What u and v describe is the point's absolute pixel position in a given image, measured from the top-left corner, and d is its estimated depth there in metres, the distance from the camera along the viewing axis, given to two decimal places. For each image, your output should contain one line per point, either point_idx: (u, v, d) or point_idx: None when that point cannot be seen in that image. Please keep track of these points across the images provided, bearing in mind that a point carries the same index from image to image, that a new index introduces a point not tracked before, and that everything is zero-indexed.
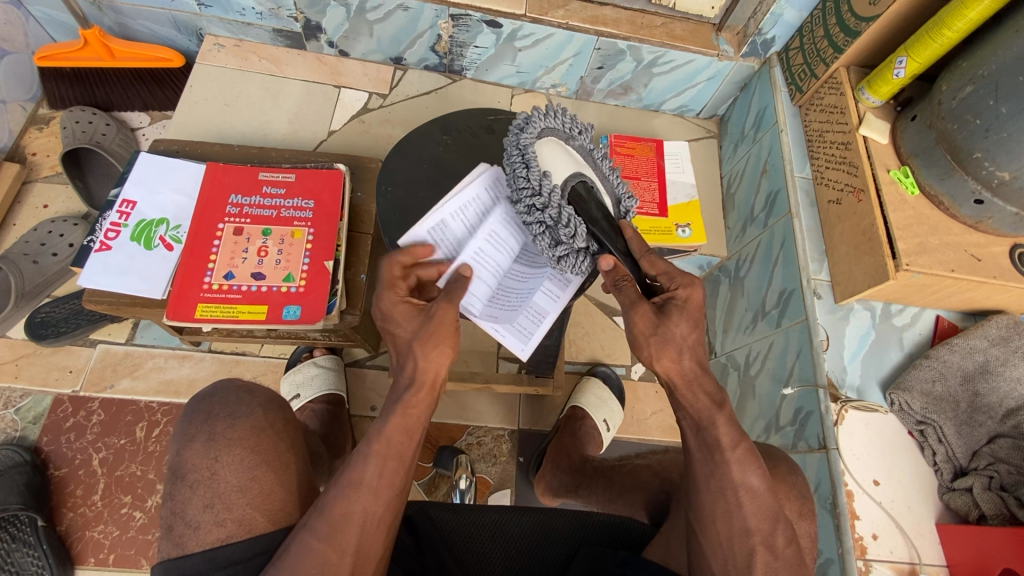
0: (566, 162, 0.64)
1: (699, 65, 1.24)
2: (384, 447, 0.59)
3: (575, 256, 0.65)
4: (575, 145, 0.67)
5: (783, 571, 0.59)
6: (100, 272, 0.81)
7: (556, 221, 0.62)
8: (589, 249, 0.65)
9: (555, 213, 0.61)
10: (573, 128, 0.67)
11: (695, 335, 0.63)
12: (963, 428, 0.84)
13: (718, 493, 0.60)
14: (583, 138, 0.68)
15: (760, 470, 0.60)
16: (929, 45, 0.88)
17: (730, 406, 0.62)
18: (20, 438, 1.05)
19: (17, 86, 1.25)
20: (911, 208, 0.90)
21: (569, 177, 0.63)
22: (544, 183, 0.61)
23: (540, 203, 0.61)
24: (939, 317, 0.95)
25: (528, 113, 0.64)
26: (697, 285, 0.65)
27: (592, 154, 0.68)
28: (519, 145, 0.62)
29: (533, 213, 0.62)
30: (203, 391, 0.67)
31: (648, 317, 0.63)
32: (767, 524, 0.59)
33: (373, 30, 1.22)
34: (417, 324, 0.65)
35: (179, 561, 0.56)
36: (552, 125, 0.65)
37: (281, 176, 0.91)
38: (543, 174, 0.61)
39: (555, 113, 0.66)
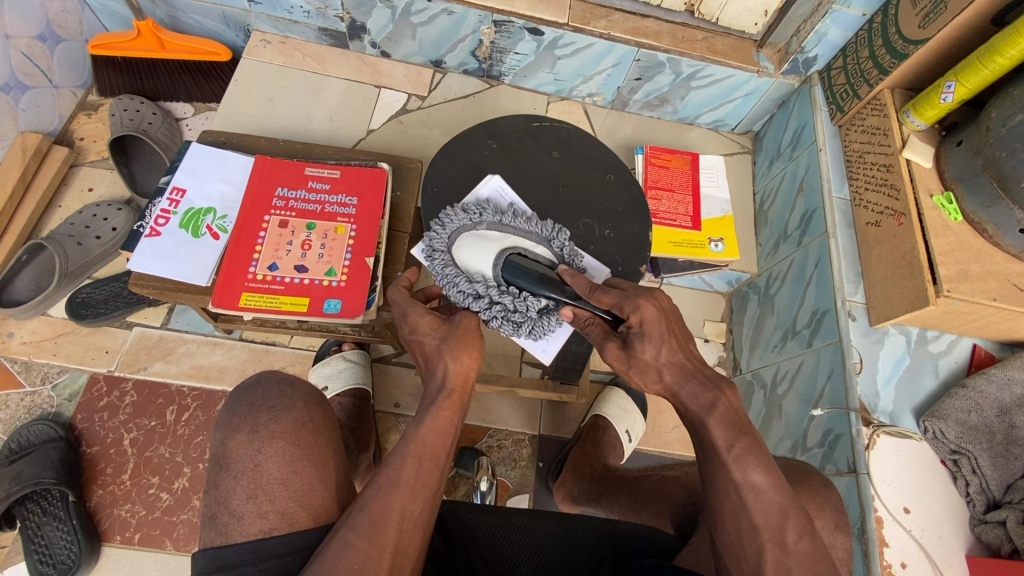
0: (487, 252, 0.70)
1: (738, 80, 1.24)
2: (420, 452, 0.60)
3: (541, 320, 0.70)
4: (485, 229, 0.72)
5: (797, 567, 0.56)
6: (150, 256, 0.84)
7: (509, 308, 0.69)
8: (549, 306, 0.70)
9: (503, 303, 0.69)
10: (472, 217, 0.72)
11: (667, 350, 0.63)
12: (998, 459, 0.82)
13: (723, 492, 0.58)
14: (489, 216, 0.73)
15: (762, 465, 0.57)
16: (979, 71, 0.87)
17: (720, 406, 0.60)
18: (55, 413, 1.08)
19: (69, 71, 1.29)
20: (954, 234, 0.89)
21: (498, 262, 0.70)
22: (477, 286, 0.69)
23: (483, 301, 0.69)
24: (977, 346, 0.94)
25: (429, 240, 0.72)
26: (644, 304, 0.63)
27: (503, 223, 0.73)
28: (442, 270, 0.71)
29: (487, 312, 0.69)
30: (246, 382, 0.69)
31: (618, 355, 0.65)
32: (775, 520, 0.57)
33: (417, 33, 1.24)
34: (441, 333, 0.67)
35: (224, 550, 0.57)
36: (455, 227, 0.72)
37: (326, 172, 0.93)
38: (471, 279, 0.70)
39: (449, 216, 0.72)
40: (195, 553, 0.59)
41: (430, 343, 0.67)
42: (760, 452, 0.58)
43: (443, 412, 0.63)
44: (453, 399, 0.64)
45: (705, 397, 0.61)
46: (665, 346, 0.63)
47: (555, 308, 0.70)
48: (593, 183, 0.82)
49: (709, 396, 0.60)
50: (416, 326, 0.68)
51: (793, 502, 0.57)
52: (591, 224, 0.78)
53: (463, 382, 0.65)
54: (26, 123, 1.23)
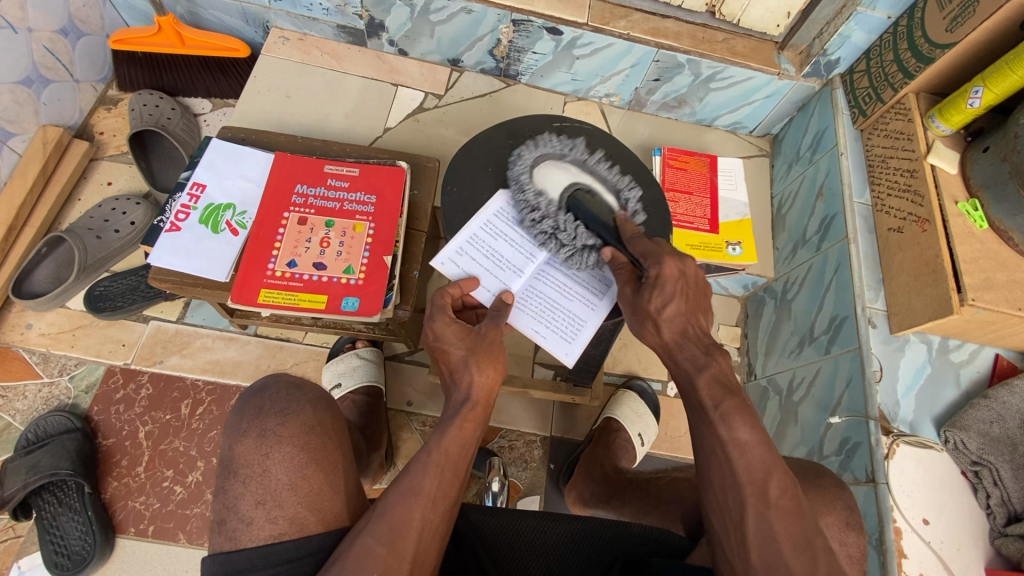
0: (561, 177, 0.76)
1: (758, 82, 1.22)
2: (439, 460, 0.60)
3: (582, 254, 0.73)
4: (569, 160, 0.78)
5: (778, 520, 0.55)
6: (169, 252, 0.84)
7: (559, 227, 0.73)
8: (597, 246, 0.73)
9: (555, 221, 0.74)
10: (564, 147, 0.79)
11: (673, 309, 0.64)
12: (1021, 472, 0.81)
13: (710, 452, 0.59)
14: (576, 153, 0.79)
15: (750, 422, 0.58)
16: (1008, 77, 0.85)
17: (711, 367, 0.61)
18: (73, 405, 1.09)
19: (90, 67, 1.30)
20: (979, 242, 0.87)
21: (564, 188, 0.75)
22: (539, 200, 0.74)
23: (538, 214, 0.74)
24: (999, 355, 0.92)
25: (519, 150, 0.78)
26: (667, 260, 0.64)
27: (586, 162, 0.79)
28: (517, 176, 0.77)
29: (538, 223, 0.74)
30: (254, 385, 0.69)
31: (627, 297, 0.67)
32: (760, 475, 0.56)
33: (435, 31, 1.23)
34: (469, 343, 0.67)
35: (234, 555, 0.57)
36: (544, 151, 0.79)
37: (345, 170, 0.93)
38: (538, 192, 0.75)
39: (547, 140, 0.79)
40: (204, 558, 0.59)
41: (456, 354, 0.66)
42: (748, 412, 0.58)
43: (467, 424, 0.63)
44: (475, 411, 0.64)
45: (700, 357, 0.62)
46: (672, 302, 0.63)
47: (598, 248, 0.73)
48: None
49: (703, 358, 0.62)
50: (445, 331, 0.67)
51: (777, 460, 0.57)
52: None
53: (485, 395, 0.65)
54: (46, 117, 1.24)
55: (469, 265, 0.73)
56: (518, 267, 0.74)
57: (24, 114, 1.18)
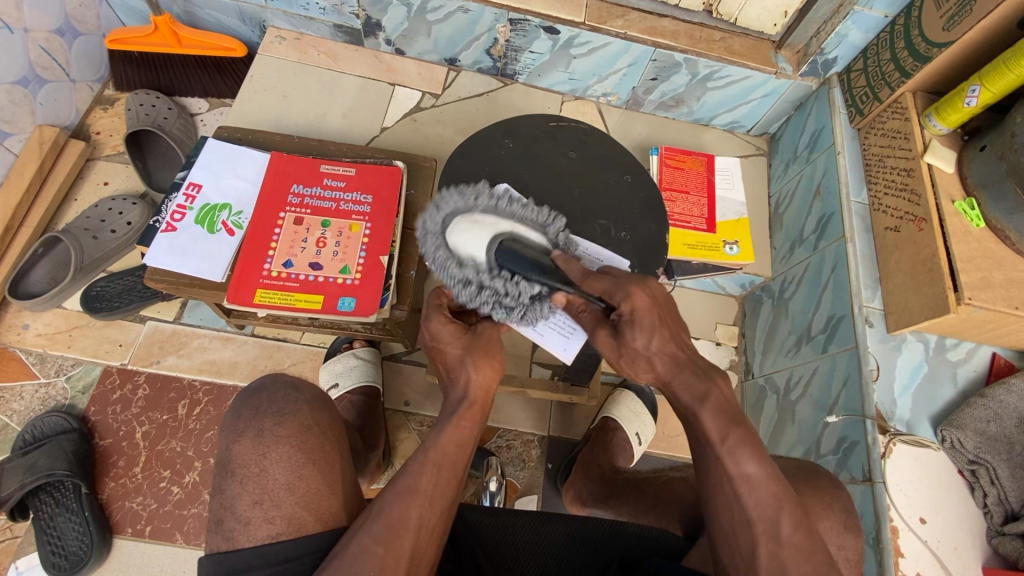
0: (478, 235, 0.66)
1: (755, 81, 1.22)
2: (436, 460, 0.60)
3: (533, 307, 0.67)
4: (479, 212, 0.68)
5: (793, 559, 0.54)
6: (165, 252, 0.84)
7: (500, 292, 0.65)
8: (542, 295, 0.67)
9: (494, 288, 0.65)
10: (468, 198, 0.68)
11: (657, 341, 0.63)
12: (1018, 471, 0.81)
13: (716, 485, 0.57)
14: (483, 199, 0.69)
15: (756, 456, 0.56)
16: (1005, 76, 0.85)
17: (713, 396, 0.59)
18: (69, 406, 1.09)
19: (86, 66, 1.30)
20: (976, 241, 0.87)
21: (489, 246, 0.65)
22: (467, 271, 0.65)
23: (473, 287, 0.65)
24: (996, 354, 0.92)
25: (423, 220, 0.67)
26: (637, 292, 0.63)
27: (499, 206, 0.69)
28: (432, 251, 0.67)
29: (477, 293, 0.65)
30: (251, 384, 0.69)
31: (608, 341, 0.65)
32: (770, 510, 0.55)
33: (432, 31, 1.23)
34: (465, 341, 0.67)
35: (231, 555, 0.57)
36: (449, 209, 0.68)
37: (341, 170, 0.92)
38: (462, 263, 0.66)
39: (446, 195, 0.68)
40: (201, 558, 0.59)
41: (453, 354, 0.66)
42: (755, 443, 0.57)
43: (464, 422, 0.63)
44: (471, 409, 0.64)
45: (697, 386, 0.60)
46: (656, 335, 0.62)
47: (548, 295, 0.67)
48: (610, 185, 0.81)
49: (702, 385, 0.60)
50: (443, 331, 0.67)
51: (787, 493, 0.56)
52: (608, 226, 0.78)
53: (483, 393, 0.65)
54: (43, 116, 1.23)
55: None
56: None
57: (20, 114, 1.18)
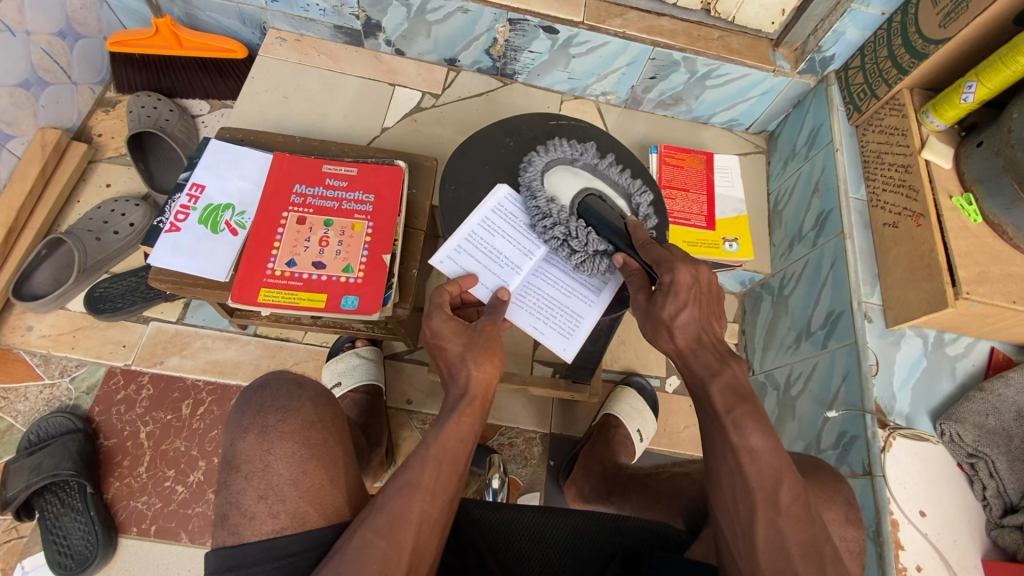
0: (575, 182, 0.79)
1: (754, 79, 1.23)
2: (436, 455, 0.61)
3: (594, 259, 0.73)
4: (580, 166, 0.80)
5: (789, 525, 0.53)
6: (168, 252, 0.85)
7: (570, 232, 0.73)
8: (608, 251, 0.73)
9: (567, 227, 0.74)
10: (575, 152, 0.80)
11: (686, 315, 0.64)
12: (1016, 463, 0.82)
13: (721, 457, 0.58)
14: (586, 156, 0.80)
15: (762, 429, 0.57)
16: (1002, 71, 0.86)
17: (724, 374, 0.61)
18: (74, 406, 1.09)
19: (88, 69, 1.31)
20: (973, 236, 0.88)
21: (575, 196, 0.77)
22: (551, 207, 0.75)
23: (550, 221, 0.74)
24: (995, 348, 0.93)
25: (531, 154, 0.78)
26: (681, 267, 0.65)
27: (597, 167, 0.80)
28: (528, 181, 0.77)
29: (549, 229, 0.74)
30: (255, 381, 0.69)
31: (642, 304, 0.67)
32: (770, 480, 0.55)
33: (431, 31, 1.24)
34: (465, 339, 0.67)
35: (237, 549, 0.58)
36: (555, 156, 0.80)
37: (343, 170, 0.93)
38: (549, 200, 0.75)
39: (557, 144, 0.80)
40: (207, 553, 0.59)
41: (454, 352, 0.67)
42: (762, 418, 0.58)
43: (464, 417, 0.64)
44: (471, 404, 0.64)
45: (715, 364, 0.62)
46: (685, 308, 0.64)
47: (611, 253, 0.73)
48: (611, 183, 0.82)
49: (718, 365, 0.62)
50: (444, 330, 0.68)
51: (788, 466, 0.56)
52: None
53: (483, 389, 0.66)
54: (45, 119, 1.24)
55: (467, 263, 0.74)
56: (516, 264, 0.75)
57: (22, 117, 1.18)
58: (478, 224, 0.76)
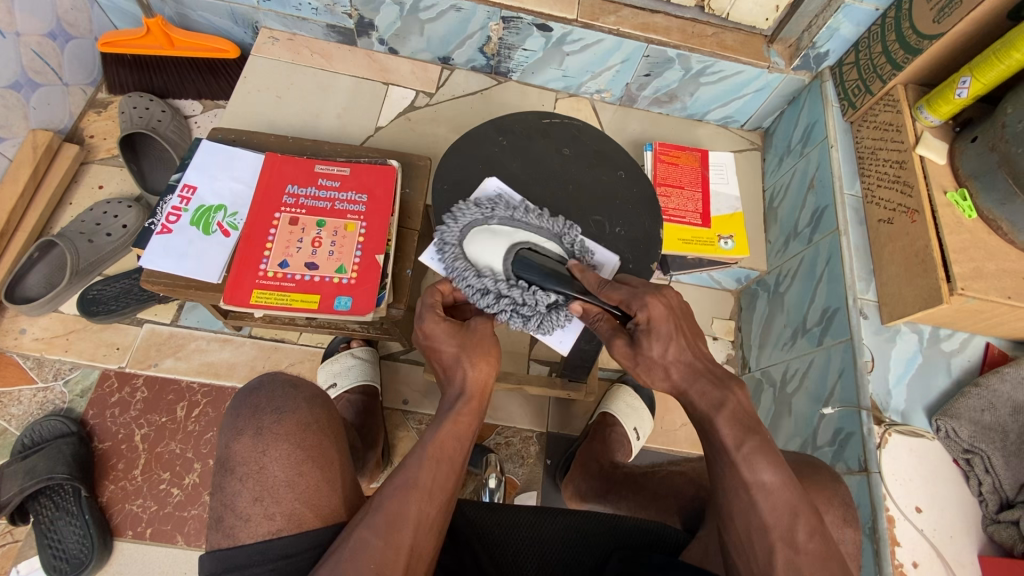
0: (498, 245, 0.71)
1: (748, 76, 1.23)
2: (432, 453, 0.61)
3: (551, 315, 0.70)
4: (496, 222, 0.72)
5: (810, 567, 0.53)
6: (161, 254, 0.84)
7: (519, 301, 0.69)
8: (558, 303, 0.70)
9: (511, 297, 0.69)
10: (485, 210, 0.72)
11: (675, 348, 0.63)
12: (1012, 459, 0.82)
13: (733, 490, 0.57)
14: (500, 210, 0.72)
15: (773, 463, 0.56)
16: (996, 66, 0.86)
17: (729, 404, 0.59)
18: (68, 409, 1.09)
19: (79, 69, 1.30)
20: (968, 232, 0.88)
21: (507, 255, 0.70)
22: (486, 281, 0.69)
23: (494, 297, 0.69)
24: (990, 344, 0.93)
25: (440, 230, 0.71)
26: (654, 302, 0.63)
27: (515, 217, 0.72)
28: (449, 264, 0.70)
29: (495, 305, 0.69)
30: (249, 383, 0.69)
31: (625, 353, 0.65)
32: (786, 518, 0.55)
33: (425, 30, 1.23)
34: (459, 338, 0.67)
35: (231, 552, 0.58)
36: (466, 221, 0.72)
37: (336, 169, 0.93)
38: (480, 273, 0.69)
39: (461, 209, 0.72)
40: (201, 555, 0.59)
41: (448, 352, 0.66)
42: (770, 451, 0.57)
43: (461, 415, 0.63)
44: (468, 403, 0.64)
45: (715, 394, 0.60)
46: (671, 344, 0.63)
47: (564, 303, 0.70)
48: (604, 182, 0.81)
49: (719, 395, 0.60)
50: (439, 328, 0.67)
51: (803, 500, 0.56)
52: (602, 222, 0.78)
53: (480, 387, 0.66)
54: (36, 120, 1.23)
55: (458, 261, 0.73)
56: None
57: (13, 118, 1.18)
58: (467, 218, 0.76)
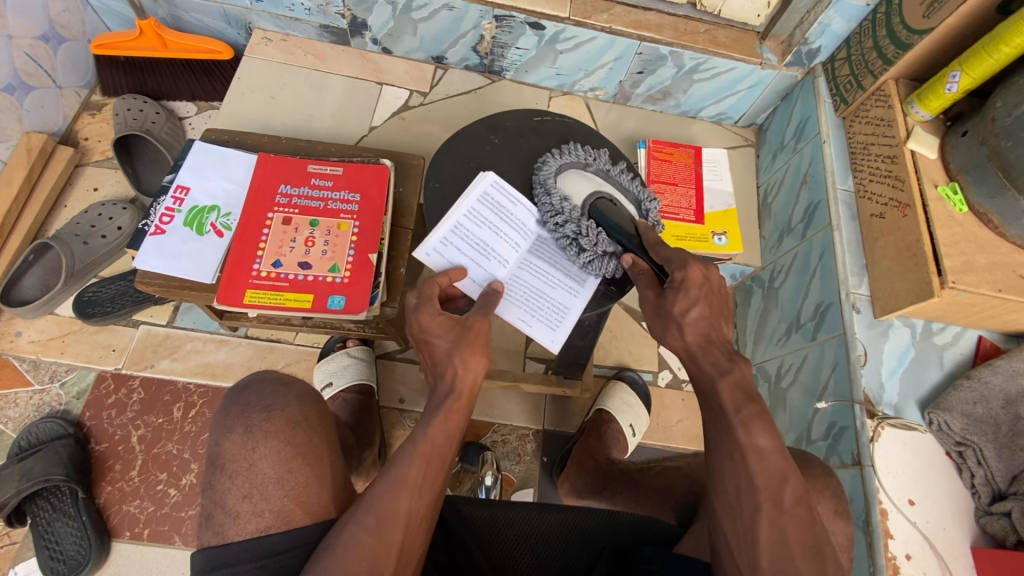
0: (586, 183, 0.76)
1: (740, 73, 1.23)
2: (419, 452, 0.61)
3: (603, 260, 0.72)
4: (592, 170, 0.78)
5: (794, 531, 0.54)
6: (154, 254, 0.84)
7: (580, 232, 0.72)
8: (615, 252, 0.73)
9: (577, 226, 0.72)
10: (588, 157, 0.79)
11: (697, 312, 0.63)
12: (1004, 451, 0.82)
13: (726, 455, 0.57)
14: (599, 162, 0.78)
15: (769, 429, 0.57)
16: (985, 61, 0.86)
17: (734, 373, 0.60)
18: (64, 411, 1.09)
19: (73, 72, 1.30)
20: (959, 225, 0.88)
21: (588, 197, 0.75)
22: (563, 205, 0.73)
23: (561, 219, 0.72)
24: (982, 337, 0.93)
25: (545, 155, 0.77)
26: (693, 265, 0.64)
27: (610, 173, 0.78)
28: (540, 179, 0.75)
29: (557, 230, 0.73)
30: (239, 382, 0.69)
31: (652, 301, 0.66)
32: (776, 481, 0.55)
33: (417, 29, 1.23)
34: (453, 335, 0.67)
35: (221, 549, 0.58)
36: (568, 160, 0.78)
37: (328, 169, 0.93)
38: (562, 199, 0.74)
39: (571, 148, 0.79)
40: (193, 553, 0.59)
41: (440, 351, 0.66)
42: (769, 419, 0.57)
43: (451, 414, 0.63)
44: (457, 401, 0.64)
45: (724, 363, 0.60)
46: (696, 306, 0.63)
47: (619, 255, 0.72)
48: None
49: (727, 364, 0.60)
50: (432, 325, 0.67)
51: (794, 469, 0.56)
52: None
53: (469, 385, 0.66)
54: (31, 123, 1.23)
55: (455, 256, 0.73)
56: (502, 256, 0.74)
57: (7, 122, 1.18)
58: (462, 215, 0.74)
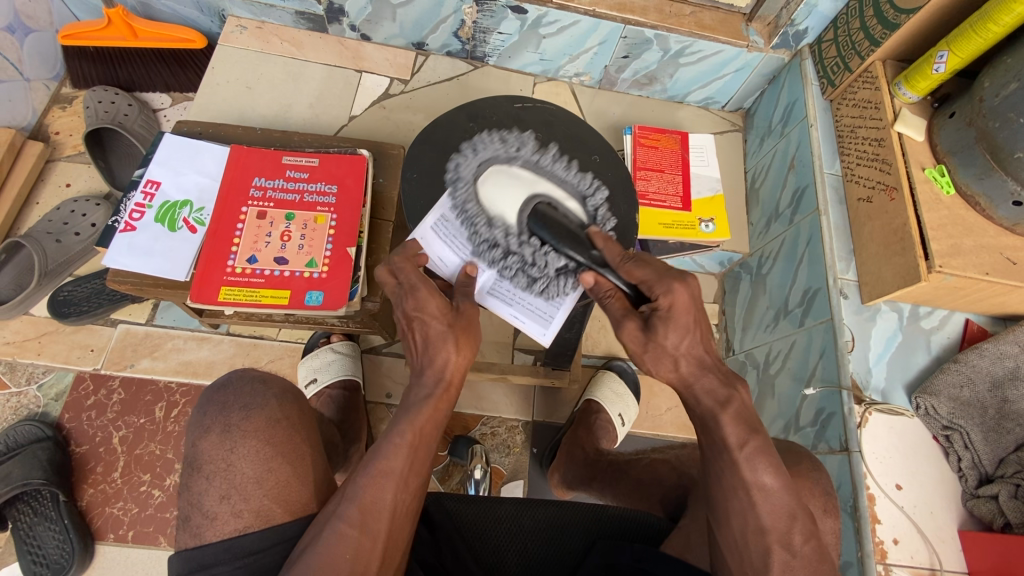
0: (516, 190, 0.70)
1: (727, 55, 1.20)
2: (398, 441, 0.59)
3: (558, 280, 0.69)
4: (519, 167, 0.72)
5: (802, 570, 0.55)
6: (125, 252, 0.82)
7: (527, 260, 0.69)
8: (569, 267, 0.68)
9: (521, 254, 0.69)
10: (510, 152, 0.73)
11: (689, 342, 0.61)
12: (990, 434, 0.82)
13: (730, 491, 0.58)
14: (524, 156, 0.74)
15: (772, 467, 0.57)
16: (972, 40, 0.84)
17: (734, 403, 0.59)
18: (42, 414, 1.07)
19: (39, 63, 1.26)
20: (946, 209, 0.87)
21: (522, 207, 0.69)
22: (495, 233, 0.69)
23: (501, 250, 0.69)
24: (969, 320, 0.93)
25: (456, 167, 0.73)
26: (678, 288, 0.60)
27: (539, 165, 0.73)
28: (460, 202, 0.71)
29: (501, 259, 0.69)
30: (218, 380, 0.67)
31: (636, 334, 0.62)
32: (783, 521, 0.56)
33: (396, 15, 1.20)
34: (448, 318, 0.64)
35: (199, 552, 0.57)
36: (487, 158, 0.73)
37: (304, 161, 0.90)
38: (491, 222, 0.69)
39: (484, 149, 0.74)
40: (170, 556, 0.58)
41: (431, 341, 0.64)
42: (771, 452, 0.58)
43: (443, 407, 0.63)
44: (446, 390, 0.64)
45: (721, 392, 0.60)
46: (688, 337, 0.61)
47: (574, 270, 0.68)
48: None
49: (725, 393, 0.60)
50: (430, 304, 0.63)
51: (799, 503, 0.57)
52: None
53: (458, 373, 0.65)
54: None
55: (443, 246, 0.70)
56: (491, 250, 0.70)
57: None
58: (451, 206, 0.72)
